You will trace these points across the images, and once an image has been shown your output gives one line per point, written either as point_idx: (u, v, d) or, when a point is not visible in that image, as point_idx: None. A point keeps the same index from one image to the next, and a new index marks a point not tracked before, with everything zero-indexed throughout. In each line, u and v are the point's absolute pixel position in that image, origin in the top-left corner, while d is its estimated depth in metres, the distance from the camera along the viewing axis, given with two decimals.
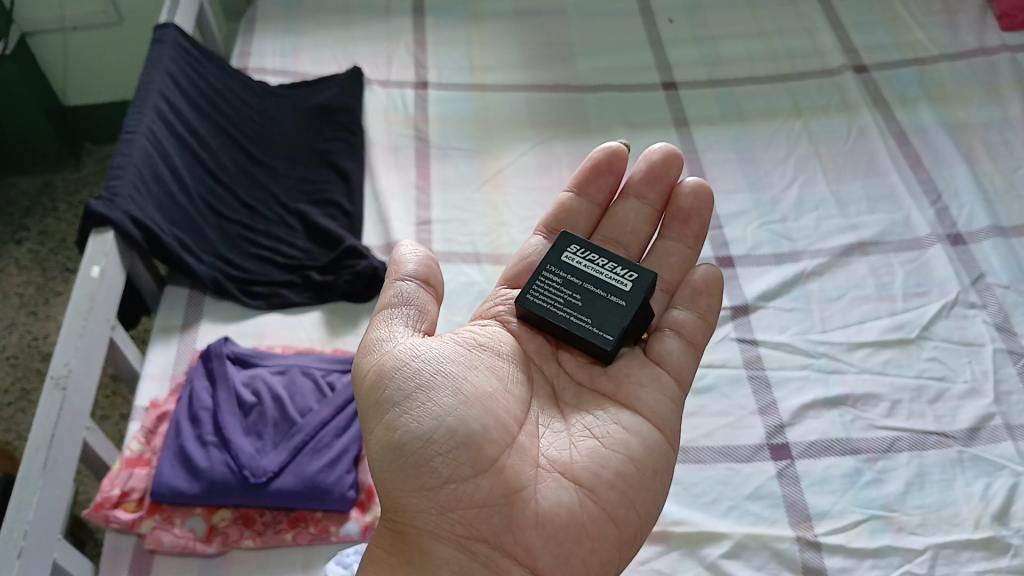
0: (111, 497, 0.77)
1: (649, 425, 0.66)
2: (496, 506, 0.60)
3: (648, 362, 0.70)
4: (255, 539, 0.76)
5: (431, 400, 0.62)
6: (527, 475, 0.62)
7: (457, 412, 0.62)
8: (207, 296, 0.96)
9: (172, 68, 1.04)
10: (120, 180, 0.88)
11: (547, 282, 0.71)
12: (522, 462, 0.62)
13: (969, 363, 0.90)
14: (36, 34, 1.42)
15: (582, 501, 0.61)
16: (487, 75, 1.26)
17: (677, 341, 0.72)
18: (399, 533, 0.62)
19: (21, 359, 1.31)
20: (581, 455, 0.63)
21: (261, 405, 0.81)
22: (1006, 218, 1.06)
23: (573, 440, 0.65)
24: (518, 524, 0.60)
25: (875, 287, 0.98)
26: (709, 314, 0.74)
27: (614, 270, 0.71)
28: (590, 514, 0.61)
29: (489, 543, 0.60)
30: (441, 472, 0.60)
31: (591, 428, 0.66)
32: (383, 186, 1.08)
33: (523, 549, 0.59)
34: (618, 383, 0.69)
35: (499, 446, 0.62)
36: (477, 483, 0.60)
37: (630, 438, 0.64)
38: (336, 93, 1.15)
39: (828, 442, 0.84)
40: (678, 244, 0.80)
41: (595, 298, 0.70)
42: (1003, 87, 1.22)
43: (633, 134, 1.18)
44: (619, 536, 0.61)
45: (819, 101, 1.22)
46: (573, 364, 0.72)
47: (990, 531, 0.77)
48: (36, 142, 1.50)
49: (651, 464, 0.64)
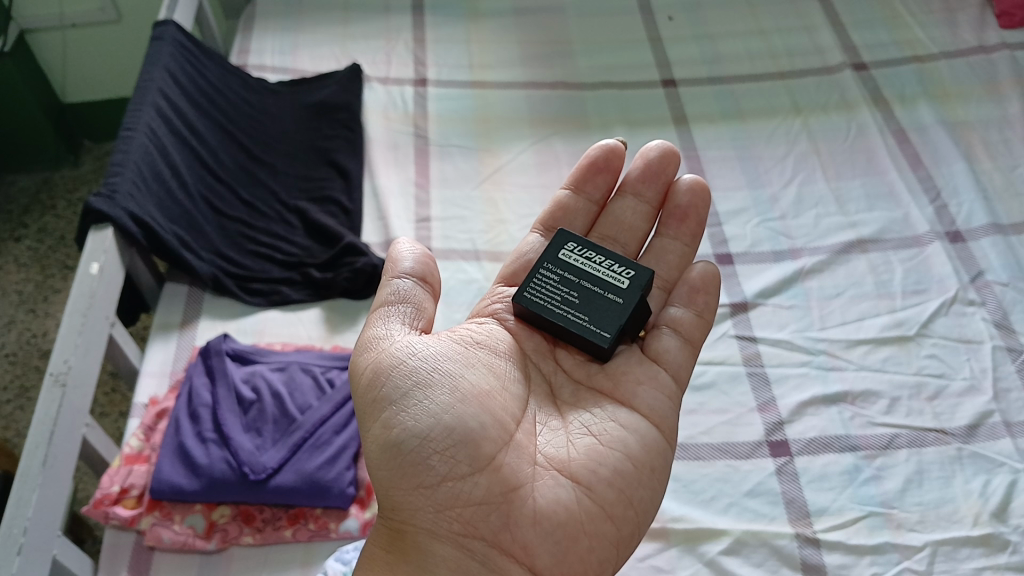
0: (111, 493, 0.77)
1: (647, 423, 0.66)
2: (493, 504, 0.60)
3: (646, 360, 0.70)
4: (255, 536, 0.76)
5: (429, 399, 0.62)
6: (524, 472, 0.62)
7: (455, 410, 0.62)
8: (207, 293, 0.96)
9: (171, 64, 1.04)
10: (119, 177, 0.88)
11: (544, 280, 0.71)
12: (519, 460, 0.62)
13: (967, 361, 0.90)
14: (35, 32, 1.42)
15: (580, 499, 0.61)
16: (486, 73, 1.26)
17: (675, 339, 0.72)
18: (397, 531, 0.62)
19: (21, 357, 1.31)
20: (579, 453, 0.63)
21: (260, 402, 0.81)
22: (1005, 216, 1.06)
23: (571, 438, 0.65)
24: (516, 522, 0.60)
25: (875, 284, 0.98)
26: (706, 313, 0.74)
27: (611, 268, 0.71)
28: (587, 512, 0.61)
29: (486, 541, 0.60)
30: (439, 470, 0.60)
31: (589, 426, 0.66)
32: (383, 183, 1.08)
33: (521, 547, 0.59)
34: (615, 381, 0.69)
35: (497, 444, 0.62)
36: (475, 480, 0.60)
37: (628, 436, 0.65)
38: (335, 90, 1.15)
39: (827, 439, 0.84)
40: (675, 241, 0.81)
41: (592, 295, 0.70)
42: (1002, 85, 1.22)
43: (632, 131, 1.18)
44: (617, 534, 0.61)
45: (819, 99, 1.22)
46: (571, 361, 0.72)
47: (990, 527, 0.77)
48: (34, 139, 1.50)
49: (649, 462, 0.64)
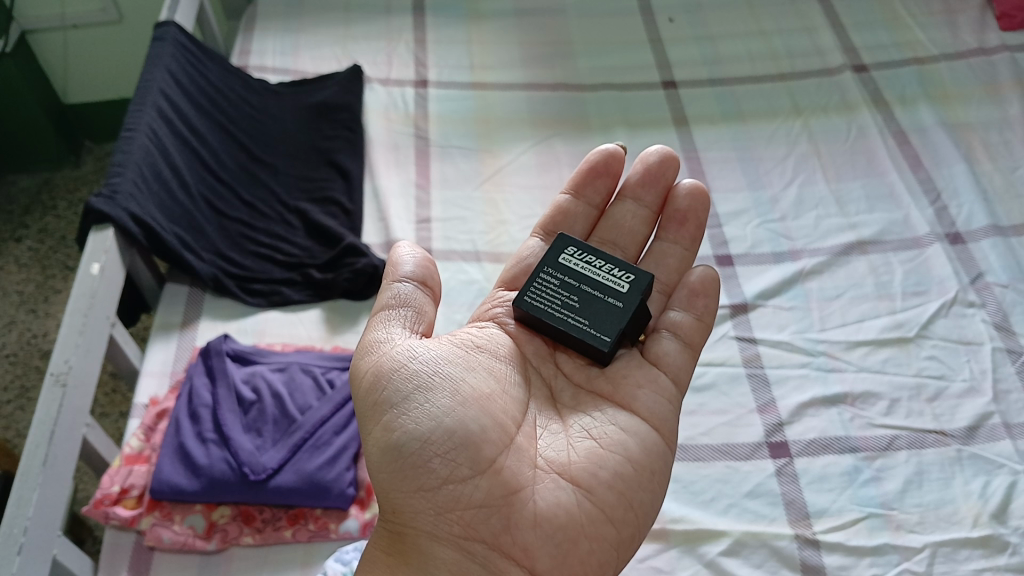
0: (111, 493, 0.77)
1: (647, 426, 0.66)
2: (494, 507, 0.60)
3: (646, 364, 0.71)
4: (255, 536, 0.76)
5: (429, 401, 0.62)
6: (525, 475, 0.62)
7: (456, 413, 0.62)
8: (207, 293, 0.96)
9: (172, 65, 1.04)
10: (121, 177, 0.88)
11: (544, 283, 0.71)
12: (520, 462, 0.62)
13: (967, 362, 0.90)
14: (36, 32, 1.42)
15: (580, 501, 0.61)
16: (487, 74, 1.26)
17: (675, 342, 0.72)
18: (398, 533, 0.62)
19: (21, 357, 1.32)
20: (579, 456, 0.63)
21: (260, 402, 0.81)
22: (1006, 217, 1.06)
23: (571, 442, 0.65)
24: (517, 524, 0.60)
25: (875, 285, 0.98)
26: (706, 316, 0.74)
27: (611, 272, 0.71)
28: (588, 514, 0.61)
29: (486, 543, 0.60)
30: (440, 472, 0.60)
31: (589, 430, 0.66)
32: (383, 184, 1.08)
33: (521, 549, 0.59)
34: (615, 385, 0.69)
35: (497, 446, 0.62)
36: (475, 482, 0.60)
37: (628, 440, 0.65)
38: (336, 91, 1.16)
39: (827, 440, 0.84)
40: (674, 244, 0.81)
41: (592, 299, 0.70)
42: (1002, 86, 1.22)
43: (633, 132, 1.18)
44: (617, 536, 0.61)
45: (819, 100, 1.22)
46: (571, 365, 0.72)
47: (989, 529, 0.77)
48: (35, 140, 1.51)
49: (649, 465, 0.64)
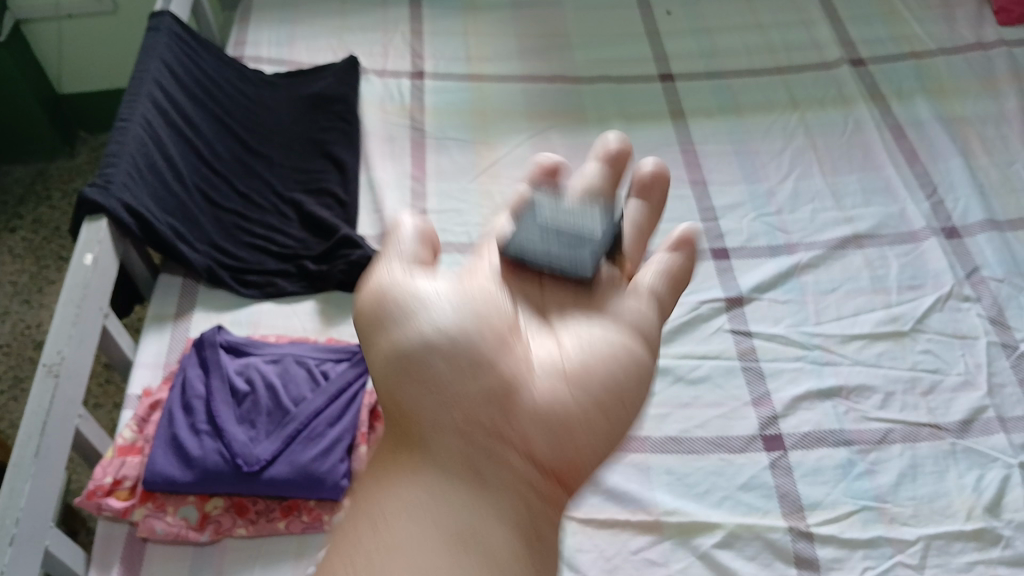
0: (104, 484, 0.76)
1: (635, 331, 0.54)
2: (493, 393, 0.46)
3: (626, 280, 0.60)
4: (248, 528, 0.76)
5: (416, 293, 0.49)
6: (525, 360, 0.49)
7: (449, 300, 0.50)
8: (201, 284, 0.95)
9: (166, 56, 1.04)
10: (115, 167, 0.88)
11: (512, 237, 0.59)
12: (518, 351, 0.49)
13: (962, 356, 0.90)
14: (31, 23, 1.42)
15: (581, 389, 0.48)
16: (483, 66, 1.25)
17: (660, 266, 0.60)
18: (398, 429, 0.47)
19: (14, 348, 1.31)
20: (575, 345, 0.51)
21: (254, 394, 0.81)
22: (1002, 211, 1.06)
23: (561, 341, 0.52)
24: (517, 408, 0.46)
25: (870, 279, 0.98)
26: (683, 274, 0.61)
27: (582, 212, 0.61)
28: (591, 397, 0.48)
29: (483, 439, 0.45)
30: (434, 362, 0.47)
31: (577, 329, 0.53)
32: (379, 175, 1.08)
33: (519, 439, 0.46)
34: (596, 293, 0.58)
35: (497, 335, 0.49)
36: (468, 374, 0.46)
37: (622, 337, 0.53)
38: (331, 83, 1.16)
39: (821, 433, 0.84)
40: (644, 224, 0.69)
41: (568, 239, 0.59)
42: (999, 81, 1.22)
43: (630, 125, 1.18)
44: (608, 429, 0.48)
45: (816, 94, 1.22)
46: (556, 283, 0.58)
47: (983, 522, 0.77)
48: (30, 131, 1.50)
49: (632, 372, 0.50)
